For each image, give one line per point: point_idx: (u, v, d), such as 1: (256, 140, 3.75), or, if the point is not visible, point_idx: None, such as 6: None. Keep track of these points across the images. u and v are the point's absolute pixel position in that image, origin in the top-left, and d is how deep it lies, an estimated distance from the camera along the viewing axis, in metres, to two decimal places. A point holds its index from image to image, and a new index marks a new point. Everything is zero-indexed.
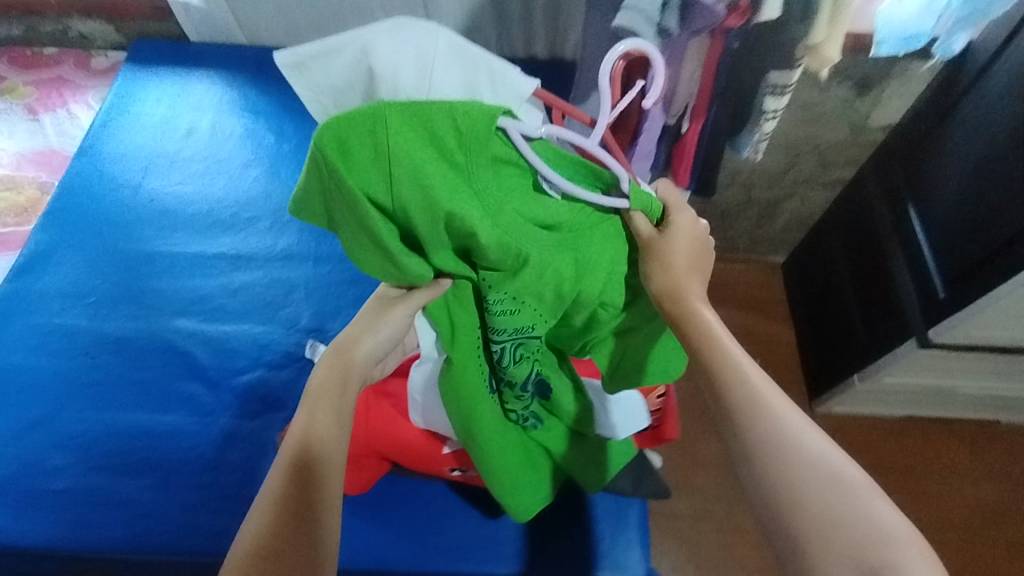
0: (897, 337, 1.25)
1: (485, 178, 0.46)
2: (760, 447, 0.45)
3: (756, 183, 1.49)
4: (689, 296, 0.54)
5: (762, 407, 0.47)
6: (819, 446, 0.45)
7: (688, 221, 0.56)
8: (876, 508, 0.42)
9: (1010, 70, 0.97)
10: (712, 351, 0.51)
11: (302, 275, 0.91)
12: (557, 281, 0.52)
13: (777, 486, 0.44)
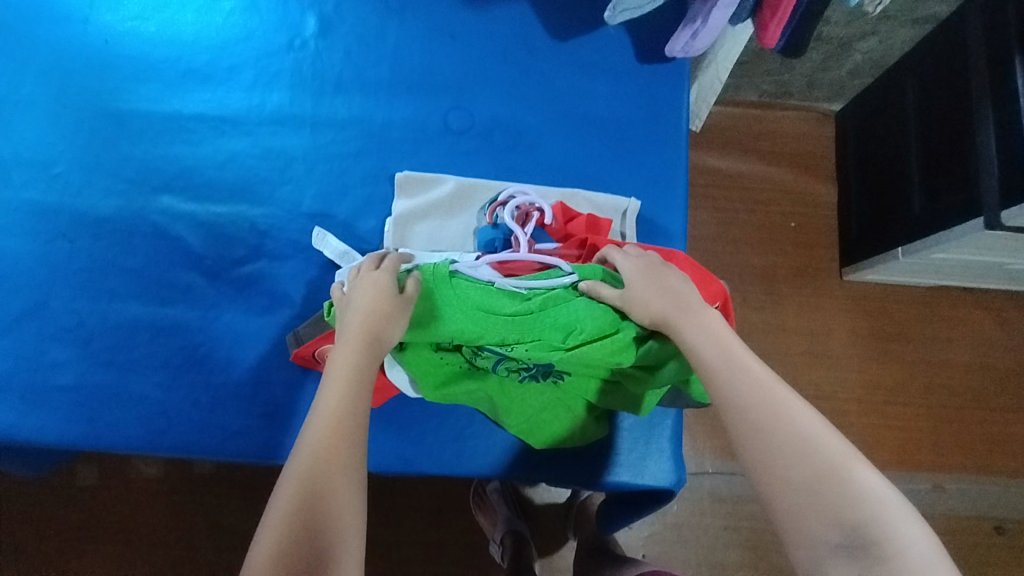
0: (962, 214, 1.13)
1: (448, 295, 0.57)
2: (744, 423, 0.46)
3: (833, 19, 1.24)
4: (671, 290, 0.54)
5: (746, 384, 0.48)
6: (809, 421, 0.46)
7: (639, 256, 0.57)
8: (860, 473, 0.43)
9: None
10: (701, 333, 0.51)
11: (300, 144, 0.77)
12: (543, 336, 0.57)
13: (766, 460, 0.45)
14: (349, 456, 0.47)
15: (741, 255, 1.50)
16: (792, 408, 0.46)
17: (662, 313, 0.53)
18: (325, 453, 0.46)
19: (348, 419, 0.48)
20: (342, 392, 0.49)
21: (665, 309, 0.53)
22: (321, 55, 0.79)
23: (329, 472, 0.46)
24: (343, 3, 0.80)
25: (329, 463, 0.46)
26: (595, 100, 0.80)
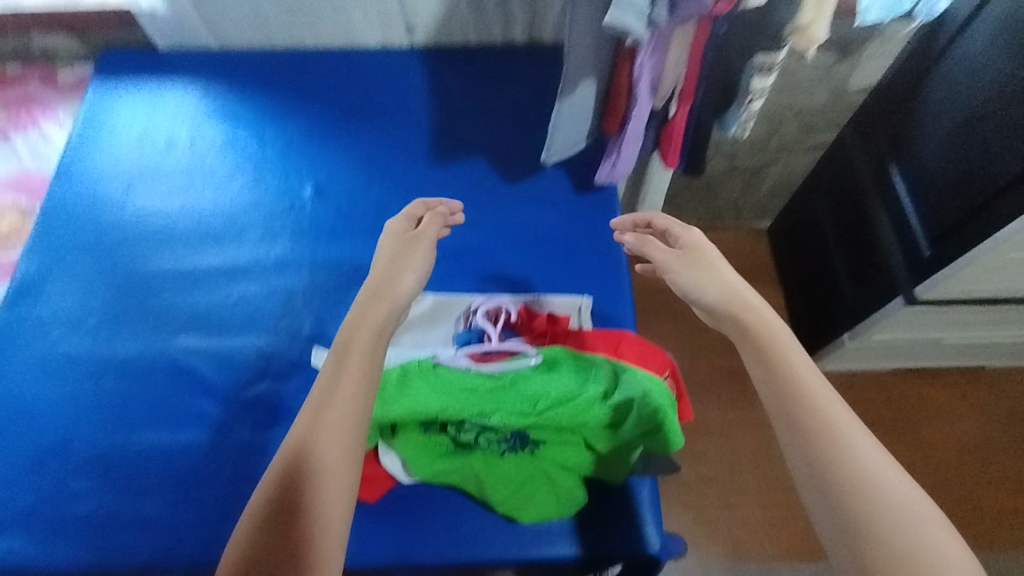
0: (885, 295, 1.29)
1: (434, 380, 0.72)
2: (836, 482, 0.48)
3: (739, 151, 1.52)
4: (734, 283, 0.66)
5: (818, 411, 0.52)
6: (872, 456, 0.49)
7: (703, 244, 0.73)
8: (916, 514, 0.46)
9: (988, 32, 1.00)
10: (787, 358, 0.57)
11: (299, 282, 0.91)
12: (515, 402, 0.69)
13: (829, 471, 0.49)
14: (319, 452, 0.55)
15: (709, 360, 1.64)
16: (886, 480, 0.48)
17: (756, 344, 0.60)
18: (301, 445, 0.56)
19: (327, 416, 0.57)
20: (326, 390, 0.59)
21: (735, 309, 0.63)
22: (317, 211, 0.98)
23: (310, 468, 0.54)
24: (333, 173, 1.02)
25: (304, 451, 0.55)
26: (544, 223, 0.97)
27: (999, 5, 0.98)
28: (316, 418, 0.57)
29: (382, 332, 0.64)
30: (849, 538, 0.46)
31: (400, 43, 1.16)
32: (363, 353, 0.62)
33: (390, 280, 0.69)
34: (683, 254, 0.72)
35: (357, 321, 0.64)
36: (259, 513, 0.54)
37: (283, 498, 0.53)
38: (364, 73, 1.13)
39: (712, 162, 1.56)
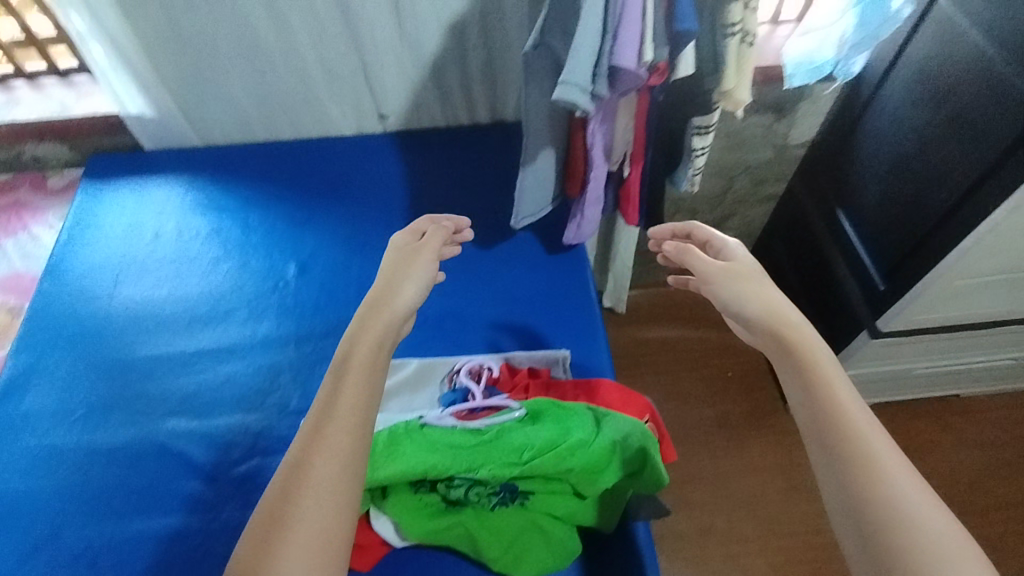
0: (851, 331, 1.34)
1: (420, 440, 0.73)
2: (872, 516, 0.50)
3: (699, 207, 1.62)
4: (775, 299, 0.68)
5: (846, 425, 0.56)
6: (893, 469, 0.52)
7: (745, 259, 0.75)
8: (929, 519, 0.48)
9: (902, 85, 1.13)
10: (828, 377, 0.60)
11: (286, 358, 0.94)
12: (500, 455, 0.70)
13: (852, 483, 0.52)
14: (318, 468, 0.53)
15: (695, 408, 1.69)
16: (926, 520, 0.48)
17: (797, 366, 0.62)
18: (302, 459, 0.54)
19: (335, 433, 0.55)
20: (343, 404, 0.58)
21: (778, 326, 0.65)
22: (300, 289, 1.02)
23: (312, 483, 0.52)
24: (316, 252, 1.07)
25: (303, 464, 0.54)
26: (520, 282, 1.02)
27: (908, 62, 1.11)
28: (317, 434, 0.56)
29: (381, 344, 0.65)
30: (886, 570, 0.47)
31: (374, 129, 1.24)
32: (364, 365, 0.61)
33: (392, 292, 0.69)
34: (726, 265, 0.74)
35: (363, 331, 0.64)
36: (256, 532, 0.51)
37: (280, 515, 0.51)
38: (340, 157, 1.21)
39: (675, 219, 1.65)
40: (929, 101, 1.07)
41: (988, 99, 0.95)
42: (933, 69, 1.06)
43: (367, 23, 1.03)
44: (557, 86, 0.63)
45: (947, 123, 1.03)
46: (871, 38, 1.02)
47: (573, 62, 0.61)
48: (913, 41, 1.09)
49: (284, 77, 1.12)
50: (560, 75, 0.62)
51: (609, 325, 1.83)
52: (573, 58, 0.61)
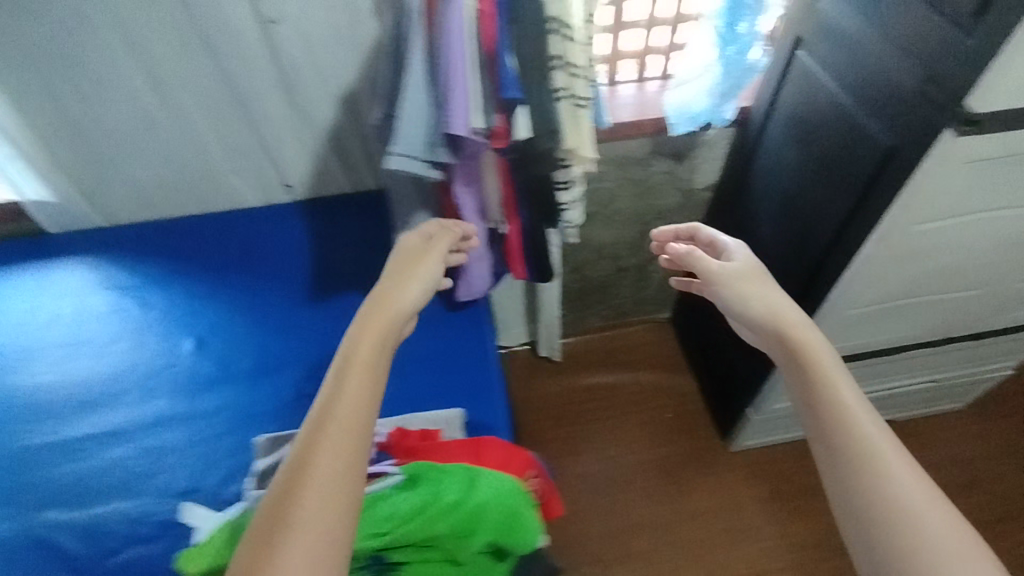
0: (768, 366, 1.37)
1: None
2: (878, 522, 0.53)
3: (621, 253, 1.66)
4: (779, 300, 0.72)
5: (847, 424, 0.59)
6: (895, 468, 0.55)
7: (747, 258, 0.79)
8: (923, 518, 0.52)
9: (780, 128, 1.19)
10: (827, 377, 0.62)
11: (174, 438, 0.93)
12: (369, 524, 0.70)
13: (857, 483, 0.55)
14: (332, 469, 0.52)
15: (634, 452, 1.68)
16: (924, 520, 0.52)
17: (801, 364, 0.65)
18: (304, 458, 0.53)
19: (347, 435, 0.55)
20: (350, 403, 0.57)
21: (781, 325, 0.68)
22: (194, 365, 1.01)
23: (314, 481, 0.51)
24: (214, 326, 1.07)
25: (311, 461, 0.53)
26: (419, 343, 1.02)
27: (780, 109, 1.18)
28: (317, 431, 0.55)
29: (386, 343, 0.64)
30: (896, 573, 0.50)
31: (281, 198, 1.26)
32: (368, 368, 0.60)
33: (397, 294, 0.68)
34: (728, 265, 0.78)
35: (370, 331, 0.63)
36: (258, 532, 0.50)
37: (280, 514, 0.50)
38: (246, 228, 1.22)
39: (599, 265, 1.68)
40: (801, 141, 1.13)
41: (847, 139, 1.01)
42: (801, 113, 1.12)
43: (258, 98, 1.06)
44: (389, 147, 0.67)
45: (818, 162, 1.09)
46: (735, 89, 1.12)
47: (405, 129, 0.66)
48: (782, 87, 1.16)
49: (182, 154, 1.14)
50: (391, 146, 0.66)
51: (548, 375, 1.83)
52: (404, 127, 0.66)
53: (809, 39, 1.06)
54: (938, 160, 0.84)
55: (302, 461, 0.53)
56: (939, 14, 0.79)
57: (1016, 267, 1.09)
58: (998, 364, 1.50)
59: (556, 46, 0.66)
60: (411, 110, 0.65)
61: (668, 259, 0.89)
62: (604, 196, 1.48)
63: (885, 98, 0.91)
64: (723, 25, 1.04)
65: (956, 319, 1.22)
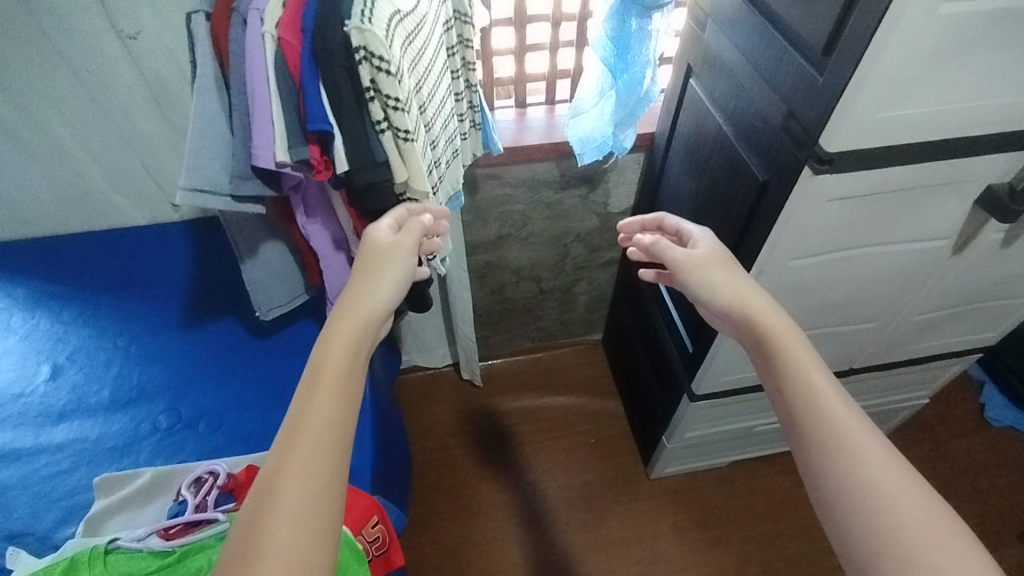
0: (677, 395, 1.35)
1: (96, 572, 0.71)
2: (856, 512, 0.49)
3: (542, 275, 1.63)
4: (746, 285, 0.66)
5: (820, 414, 0.54)
6: (872, 458, 0.51)
7: (712, 242, 0.72)
8: (900, 511, 0.48)
9: (679, 155, 1.17)
10: (800, 364, 0.58)
11: (11, 474, 0.87)
12: None
13: (833, 477, 0.51)
14: (298, 489, 0.45)
15: (555, 479, 1.65)
16: (902, 511, 0.48)
17: (770, 352, 0.60)
18: (272, 482, 0.46)
19: (317, 447, 0.48)
20: (325, 410, 0.50)
21: (747, 310, 0.63)
22: (47, 396, 0.95)
23: (285, 506, 0.45)
24: (77, 353, 1.01)
25: (283, 488, 0.45)
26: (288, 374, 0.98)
27: (679, 135, 1.16)
28: (286, 447, 0.48)
29: (358, 347, 0.55)
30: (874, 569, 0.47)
31: (168, 216, 1.21)
32: (339, 375, 0.52)
33: (369, 293, 0.59)
34: (693, 253, 0.71)
35: (332, 337, 0.54)
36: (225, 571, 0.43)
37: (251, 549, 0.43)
38: (128, 249, 1.17)
39: (521, 287, 1.65)
40: (696, 169, 1.11)
41: (731, 170, 0.99)
42: (696, 141, 1.10)
43: (127, 110, 1.02)
44: (179, 181, 0.61)
45: (709, 192, 1.07)
46: (631, 117, 1.05)
47: (196, 162, 0.62)
48: (680, 113, 1.14)
49: (52, 169, 1.09)
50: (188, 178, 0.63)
51: (474, 398, 1.79)
52: (194, 160, 0.62)
53: (698, 67, 1.05)
54: (803, 199, 0.82)
55: (268, 486, 0.46)
56: (799, 52, 0.78)
57: (903, 300, 1.08)
58: (910, 394, 1.50)
59: (366, 77, 0.61)
60: (205, 142, 0.62)
61: (636, 252, 0.81)
62: (517, 220, 1.45)
63: (759, 132, 0.90)
64: (611, 55, 0.97)
65: (855, 349, 1.21)
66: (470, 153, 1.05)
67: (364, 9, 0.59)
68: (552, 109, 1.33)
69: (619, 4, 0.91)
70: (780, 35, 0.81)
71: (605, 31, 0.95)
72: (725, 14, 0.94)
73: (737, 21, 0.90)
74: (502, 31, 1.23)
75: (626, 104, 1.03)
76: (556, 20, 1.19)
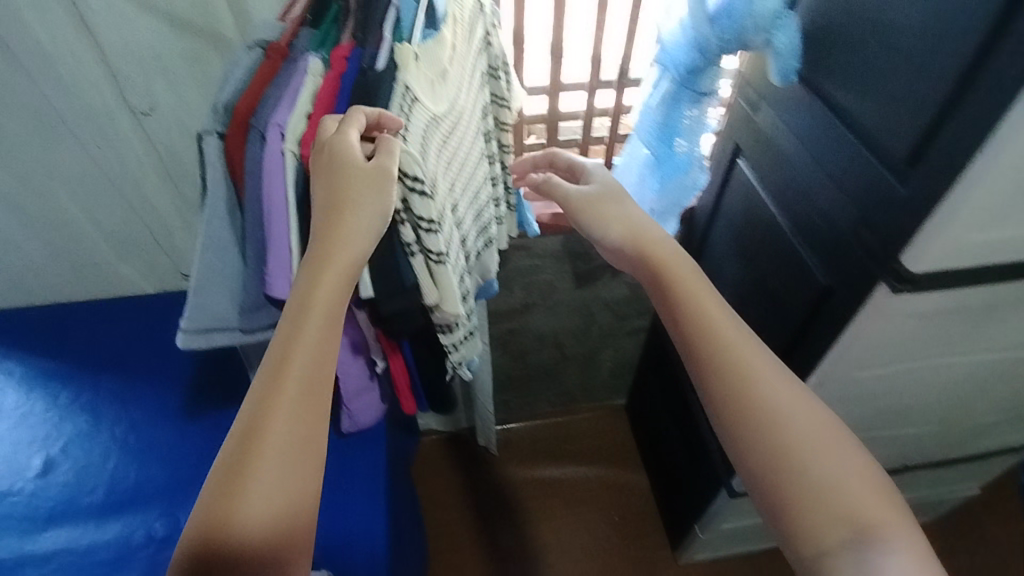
0: (713, 486, 1.25)
1: None
2: (751, 423, 0.54)
3: (566, 342, 1.55)
4: (636, 218, 0.71)
5: (715, 333, 0.58)
6: (767, 374, 0.56)
7: (603, 180, 0.77)
8: (788, 417, 0.53)
9: (724, 235, 1.09)
10: (695, 288, 0.62)
11: None
12: None
13: (729, 390, 0.56)
14: (288, 421, 0.44)
15: (577, 560, 1.54)
16: (789, 416, 0.53)
17: (666, 282, 0.64)
18: (257, 415, 0.44)
19: (305, 379, 0.46)
20: (312, 347, 0.46)
21: (641, 244, 0.68)
22: (36, 496, 0.87)
23: (272, 438, 0.43)
24: (71, 444, 0.93)
25: (268, 418, 0.44)
26: None
27: (725, 215, 1.08)
28: (272, 384, 0.45)
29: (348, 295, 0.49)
30: (766, 478, 0.52)
31: (177, 284, 1.15)
32: (330, 317, 0.48)
33: (347, 230, 0.50)
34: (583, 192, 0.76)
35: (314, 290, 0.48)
36: (217, 501, 0.41)
37: (240, 474, 0.42)
38: (135, 320, 1.10)
39: (543, 353, 1.57)
40: (744, 254, 1.03)
41: (786, 263, 0.91)
42: (743, 224, 1.02)
43: (136, 184, 0.96)
44: (183, 319, 0.57)
45: (759, 282, 0.99)
46: (674, 205, 0.96)
47: (203, 300, 0.56)
48: (726, 194, 1.06)
49: (56, 241, 1.02)
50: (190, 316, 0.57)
51: (489, 467, 1.69)
52: (202, 297, 0.56)
53: (748, 149, 0.97)
54: (872, 312, 0.75)
55: (253, 420, 0.44)
56: (874, 156, 0.70)
57: (970, 401, 0.99)
58: (965, 486, 1.38)
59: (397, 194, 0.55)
60: (215, 272, 0.55)
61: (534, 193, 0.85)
62: (543, 288, 1.37)
63: (822, 231, 0.81)
64: (657, 143, 0.86)
65: (910, 447, 1.11)
66: (502, 236, 0.99)
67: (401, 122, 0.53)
68: None
69: (670, 88, 0.81)
70: (852, 134, 0.73)
71: (653, 118, 0.85)
72: (783, 99, 0.85)
73: (797, 109, 0.82)
74: (534, 99, 1.16)
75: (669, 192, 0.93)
76: (592, 89, 1.12)
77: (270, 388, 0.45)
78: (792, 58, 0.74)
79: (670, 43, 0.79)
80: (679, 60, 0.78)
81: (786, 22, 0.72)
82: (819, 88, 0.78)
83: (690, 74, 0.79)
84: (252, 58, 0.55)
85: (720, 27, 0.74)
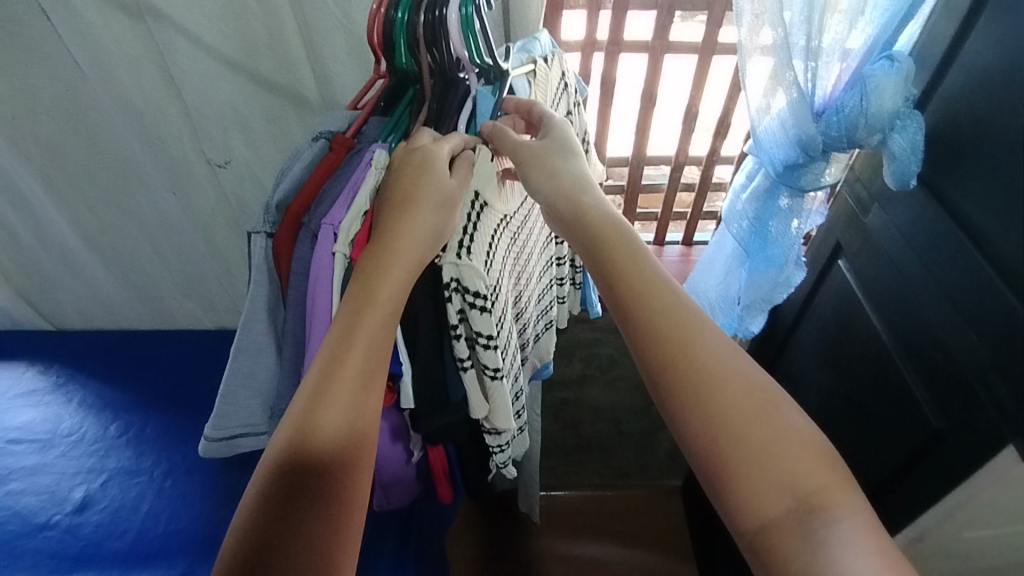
0: None
1: None
2: (683, 391, 0.46)
3: (622, 417, 1.45)
4: (568, 171, 0.56)
5: (650, 298, 0.49)
6: (709, 341, 0.48)
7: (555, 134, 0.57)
8: (721, 385, 0.46)
9: (812, 337, 0.98)
10: (628, 247, 0.52)
11: None
12: None
13: (666, 361, 0.47)
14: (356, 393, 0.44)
15: None
16: (724, 385, 0.46)
17: (591, 237, 0.53)
18: (327, 390, 0.43)
19: (370, 356, 0.45)
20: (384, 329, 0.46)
21: (568, 194, 0.54)
22: (69, 533, 0.86)
23: (337, 406, 0.43)
24: (110, 481, 0.92)
25: (337, 393, 0.44)
26: None
27: (815, 315, 0.97)
28: (334, 364, 0.44)
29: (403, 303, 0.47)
30: (698, 451, 0.45)
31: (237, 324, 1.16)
32: (391, 307, 0.46)
33: (421, 225, 0.48)
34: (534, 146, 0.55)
35: (389, 284, 0.46)
36: (288, 447, 0.42)
37: (314, 435, 0.42)
38: (192, 357, 1.11)
39: (597, 425, 1.47)
40: (834, 363, 0.91)
41: (886, 387, 0.79)
42: (835, 328, 0.91)
43: (207, 228, 0.96)
44: (207, 424, 0.56)
45: (849, 399, 0.87)
46: (764, 302, 0.83)
47: (228, 406, 0.55)
48: (818, 293, 0.96)
49: (129, 275, 1.05)
50: (212, 424, 0.56)
51: (527, 536, 1.58)
52: (229, 399, 0.55)
53: (850, 249, 0.86)
54: (995, 474, 0.63)
55: (325, 387, 0.44)
56: (1009, 289, 0.58)
57: None
58: None
59: (455, 309, 0.53)
60: (247, 369, 0.53)
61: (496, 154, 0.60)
62: (604, 361, 1.30)
63: (935, 364, 0.69)
64: (749, 239, 0.78)
65: None
66: (565, 313, 0.93)
67: (463, 239, 0.52)
68: (659, 250, 1.19)
69: (764, 183, 0.74)
70: (984, 260, 0.61)
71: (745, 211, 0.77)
72: (899, 203, 0.74)
73: (916, 220, 0.71)
74: (614, 169, 1.11)
75: (759, 285, 0.81)
76: (678, 164, 1.04)
77: (329, 363, 0.44)
78: (913, 162, 0.63)
79: (766, 138, 0.69)
80: (777, 155, 0.69)
81: (908, 123, 0.62)
82: (941, 194, 0.67)
83: (789, 169, 0.70)
84: (314, 150, 0.53)
85: (827, 125, 0.65)
